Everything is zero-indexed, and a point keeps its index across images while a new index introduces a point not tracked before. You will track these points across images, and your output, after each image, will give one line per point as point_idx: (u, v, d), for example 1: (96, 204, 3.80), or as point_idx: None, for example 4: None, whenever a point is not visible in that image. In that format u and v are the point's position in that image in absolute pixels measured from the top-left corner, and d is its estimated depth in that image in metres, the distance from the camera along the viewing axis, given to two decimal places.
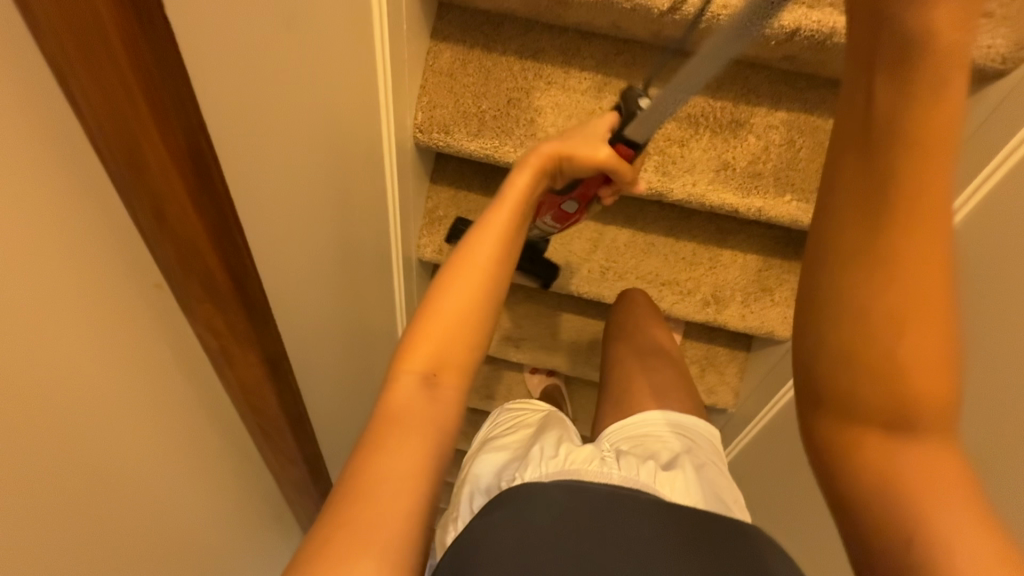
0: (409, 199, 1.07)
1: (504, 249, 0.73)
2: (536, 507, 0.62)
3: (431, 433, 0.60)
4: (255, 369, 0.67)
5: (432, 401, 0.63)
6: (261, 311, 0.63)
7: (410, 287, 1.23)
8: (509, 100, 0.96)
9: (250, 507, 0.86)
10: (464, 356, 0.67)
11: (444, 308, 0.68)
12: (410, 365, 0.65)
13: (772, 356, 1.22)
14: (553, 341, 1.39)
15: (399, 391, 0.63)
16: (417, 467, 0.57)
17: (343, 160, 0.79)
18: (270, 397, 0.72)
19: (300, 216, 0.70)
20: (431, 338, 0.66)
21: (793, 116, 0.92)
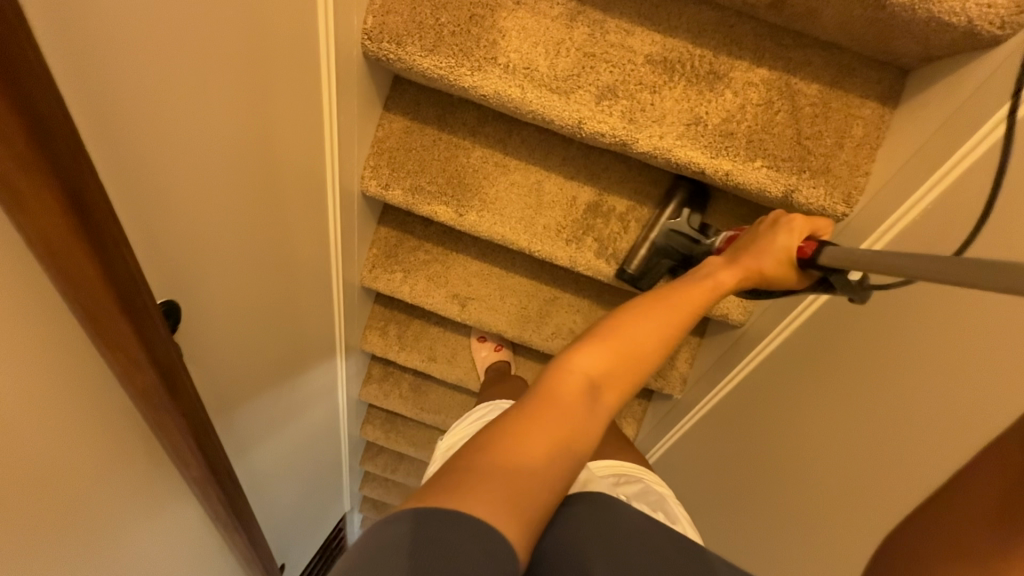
0: (353, 121, 0.95)
1: (679, 328, 0.65)
2: (619, 524, 0.67)
3: (568, 432, 0.54)
4: (105, 296, 0.46)
5: (592, 412, 0.56)
6: (91, 203, 0.42)
7: (349, 225, 1.12)
8: (471, 16, 0.86)
9: (175, 482, 0.73)
10: (633, 379, 0.61)
11: (631, 336, 0.62)
12: (586, 363, 0.59)
13: (724, 344, 1.18)
14: (503, 303, 1.32)
15: (570, 376, 0.57)
16: (538, 462, 0.51)
17: (269, 51, 0.68)
18: (134, 347, 0.52)
19: (209, 102, 0.59)
20: (606, 350, 0.60)
21: (773, 74, 0.86)
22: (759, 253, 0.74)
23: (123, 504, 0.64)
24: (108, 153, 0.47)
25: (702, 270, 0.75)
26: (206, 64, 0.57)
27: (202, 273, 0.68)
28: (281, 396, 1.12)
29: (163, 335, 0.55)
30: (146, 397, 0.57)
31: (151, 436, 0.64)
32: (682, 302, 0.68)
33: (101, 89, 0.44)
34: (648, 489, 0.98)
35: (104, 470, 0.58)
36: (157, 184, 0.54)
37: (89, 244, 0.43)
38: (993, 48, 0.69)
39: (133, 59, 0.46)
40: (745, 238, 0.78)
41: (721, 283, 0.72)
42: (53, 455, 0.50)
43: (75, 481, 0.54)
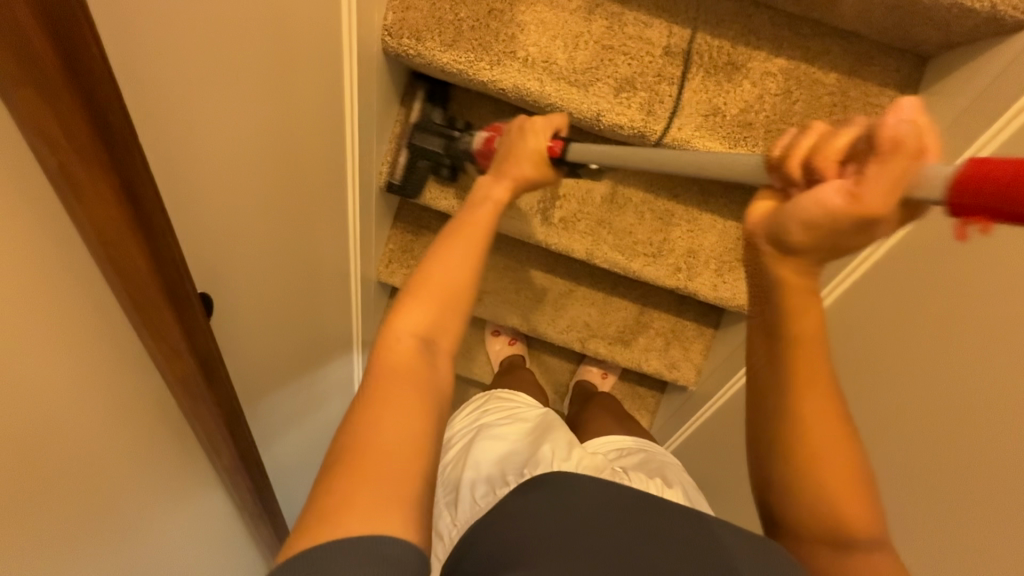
0: (372, 118, 0.97)
1: (472, 254, 0.66)
2: (568, 499, 0.65)
3: (424, 396, 0.55)
4: (152, 286, 0.47)
5: (432, 370, 0.58)
6: (145, 198, 0.43)
7: (367, 220, 1.14)
8: (490, 11, 0.87)
9: (205, 471, 0.75)
10: (455, 318, 0.62)
11: (437, 279, 0.63)
12: (404, 328, 0.59)
13: (741, 335, 1.18)
14: (517, 297, 1.33)
15: (395, 350, 0.57)
16: (417, 424, 0.52)
17: (295, 48, 0.69)
18: (176, 335, 0.53)
19: (241, 97, 0.60)
20: (418, 306, 0.61)
21: (791, 64, 0.86)
22: (518, 161, 0.79)
23: (156, 489, 0.65)
24: (153, 149, 0.48)
25: (479, 191, 0.76)
26: (239, 60, 0.58)
27: (232, 267, 0.69)
28: (302, 390, 1.14)
29: (204, 326, 0.56)
30: (184, 384, 0.59)
31: (185, 424, 0.66)
32: (459, 237, 0.68)
33: (149, 85, 0.45)
34: (645, 461, 0.99)
35: (140, 455, 0.60)
36: (196, 178, 0.56)
37: (140, 235, 0.44)
38: (1017, 33, 0.69)
39: (176, 55, 0.47)
40: (503, 148, 0.82)
41: (497, 196, 0.76)
42: (92, 438, 0.52)
43: (112, 465, 0.56)
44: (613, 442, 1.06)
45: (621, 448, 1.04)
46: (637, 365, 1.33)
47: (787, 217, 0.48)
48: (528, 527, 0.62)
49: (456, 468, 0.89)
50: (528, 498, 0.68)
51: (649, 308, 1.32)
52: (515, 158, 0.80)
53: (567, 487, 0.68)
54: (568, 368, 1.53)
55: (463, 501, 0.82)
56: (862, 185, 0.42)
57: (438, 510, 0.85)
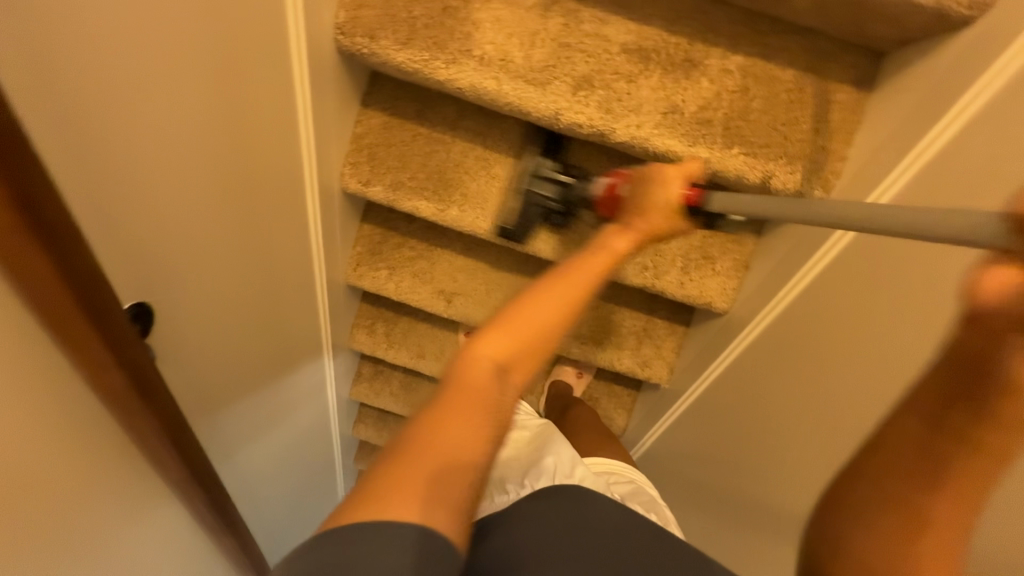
0: (329, 119, 0.94)
1: (575, 297, 0.68)
2: (583, 518, 0.70)
3: (482, 419, 0.58)
4: (63, 296, 0.45)
5: (499, 395, 0.61)
6: (46, 203, 0.41)
7: (331, 223, 1.11)
8: (445, 9, 0.85)
9: (157, 487, 0.73)
10: (538, 355, 0.65)
11: (532, 312, 0.65)
12: (486, 351, 0.62)
13: (710, 333, 1.18)
14: (489, 298, 1.31)
15: (472, 369, 0.61)
16: (468, 442, 0.56)
17: (238, 48, 0.67)
18: (95, 345, 0.51)
19: (175, 100, 0.58)
20: (503, 334, 0.64)
21: (748, 61, 0.86)
22: (649, 211, 0.78)
23: (101, 506, 0.63)
24: (65, 154, 0.46)
25: (602, 238, 0.78)
26: (170, 62, 0.56)
27: (175, 274, 0.67)
28: (267, 399, 1.11)
29: (130, 336, 0.54)
30: (113, 395, 0.57)
31: (126, 439, 0.64)
32: (568, 276, 0.70)
33: (59, 87, 0.44)
34: (636, 488, 0.99)
35: (78, 473, 0.58)
36: (121, 183, 0.54)
37: (42, 244, 0.42)
38: (963, 29, 0.69)
39: (90, 56, 0.45)
40: (633, 195, 0.81)
41: (617, 239, 0.78)
42: (27, 459, 0.49)
43: (51, 486, 0.54)
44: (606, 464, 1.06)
45: (620, 473, 1.04)
46: (610, 365, 1.32)
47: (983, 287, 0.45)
48: (537, 533, 0.67)
49: None
50: (542, 506, 0.72)
51: (620, 307, 1.31)
52: (643, 207, 0.79)
53: (582, 503, 0.72)
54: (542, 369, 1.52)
55: None
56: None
57: None
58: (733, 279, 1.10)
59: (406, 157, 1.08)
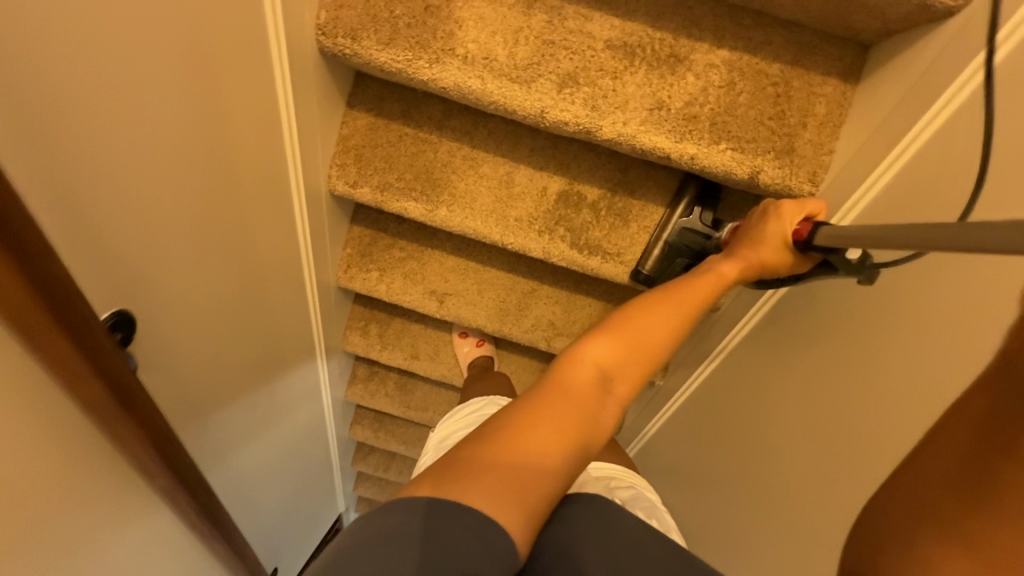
0: (314, 121, 0.94)
1: (683, 324, 0.68)
2: (616, 537, 0.65)
3: (580, 425, 0.55)
4: (39, 310, 0.45)
5: (601, 406, 0.58)
6: (15, 215, 0.40)
7: (319, 226, 1.11)
8: (427, 8, 0.84)
9: (148, 496, 0.74)
10: (641, 371, 0.62)
11: (642, 324, 0.65)
12: (593, 354, 0.61)
13: (703, 329, 1.18)
14: (481, 298, 1.31)
15: (577, 369, 0.59)
16: (562, 451, 0.54)
17: (216, 51, 0.66)
18: (76, 358, 0.51)
19: (150, 106, 0.58)
20: (613, 341, 0.62)
21: (734, 55, 0.85)
22: (762, 242, 0.78)
23: (83, 516, 0.62)
24: (33, 164, 0.45)
25: (709, 265, 0.79)
26: (143, 67, 0.55)
27: (156, 280, 0.66)
28: (259, 402, 1.11)
29: (109, 346, 0.54)
30: (97, 407, 0.56)
31: (113, 450, 0.63)
32: (677, 298, 0.71)
33: (25, 95, 0.43)
34: (635, 494, 0.99)
35: (60, 485, 0.57)
36: (96, 190, 0.53)
37: (11, 257, 0.41)
38: (947, 20, 0.68)
39: (58, 63, 0.45)
40: (743, 233, 0.82)
41: (726, 273, 0.77)
42: (4, 470, 0.49)
43: (29, 497, 0.53)
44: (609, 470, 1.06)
45: (619, 477, 1.04)
46: None
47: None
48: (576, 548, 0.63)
49: None
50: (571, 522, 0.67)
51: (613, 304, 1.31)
52: (756, 241, 0.78)
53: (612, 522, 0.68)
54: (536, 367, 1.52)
55: None
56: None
57: None
58: None
59: (396, 160, 1.07)
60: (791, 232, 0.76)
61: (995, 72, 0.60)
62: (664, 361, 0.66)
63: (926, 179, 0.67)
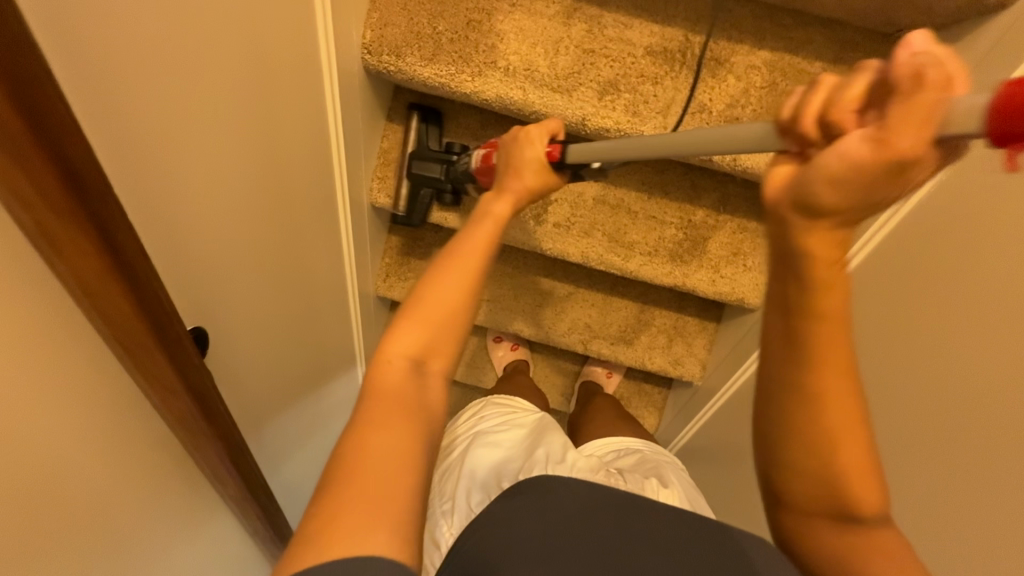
0: (359, 136, 0.96)
1: (472, 283, 0.63)
2: (545, 503, 0.68)
3: (409, 418, 0.53)
4: (138, 326, 0.47)
5: (421, 390, 0.56)
6: (115, 238, 0.43)
7: (361, 237, 1.13)
8: (468, 23, 0.86)
9: (220, 504, 0.77)
10: (454, 336, 0.60)
11: (431, 296, 0.60)
12: (397, 349, 0.57)
13: (743, 329, 1.18)
14: (517, 303, 1.33)
15: (386, 373, 0.56)
16: (398, 444, 0.50)
17: (274, 75, 0.69)
18: (172, 377, 0.54)
19: (221, 131, 0.61)
20: (415, 325, 0.58)
21: (775, 56, 0.85)
22: (520, 172, 0.76)
23: (165, 522, 0.65)
24: (130, 193, 0.48)
25: (483, 204, 0.73)
26: (215, 94, 0.58)
27: (224, 297, 0.69)
28: (307, 411, 1.14)
29: (198, 363, 0.57)
30: (185, 422, 0.59)
31: (190, 459, 0.66)
32: (453, 263, 0.63)
33: (124, 127, 0.46)
34: (627, 464, 0.99)
35: (146, 491, 0.60)
36: (180, 214, 0.56)
37: (119, 279, 0.44)
38: (999, 13, 0.68)
39: (146, 94, 0.48)
40: (502, 160, 0.80)
41: (498, 211, 0.72)
42: (100, 481, 0.52)
43: (124, 502, 0.56)
44: (615, 445, 1.06)
45: (624, 449, 1.04)
46: (641, 364, 1.32)
47: (810, 175, 0.39)
48: (506, 535, 0.64)
49: (448, 474, 0.88)
50: (511, 505, 0.70)
51: (648, 307, 1.32)
52: (514, 171, 0.76)
53: (547, 489, 0.71)
54: (572, 371, 1.53)
55: (462, 511, 0.82)
56: (889, 130, 0.33)
57: (432, 520, 0.85)
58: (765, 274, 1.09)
59: None
60: (543, 154, 0.75)
61: None
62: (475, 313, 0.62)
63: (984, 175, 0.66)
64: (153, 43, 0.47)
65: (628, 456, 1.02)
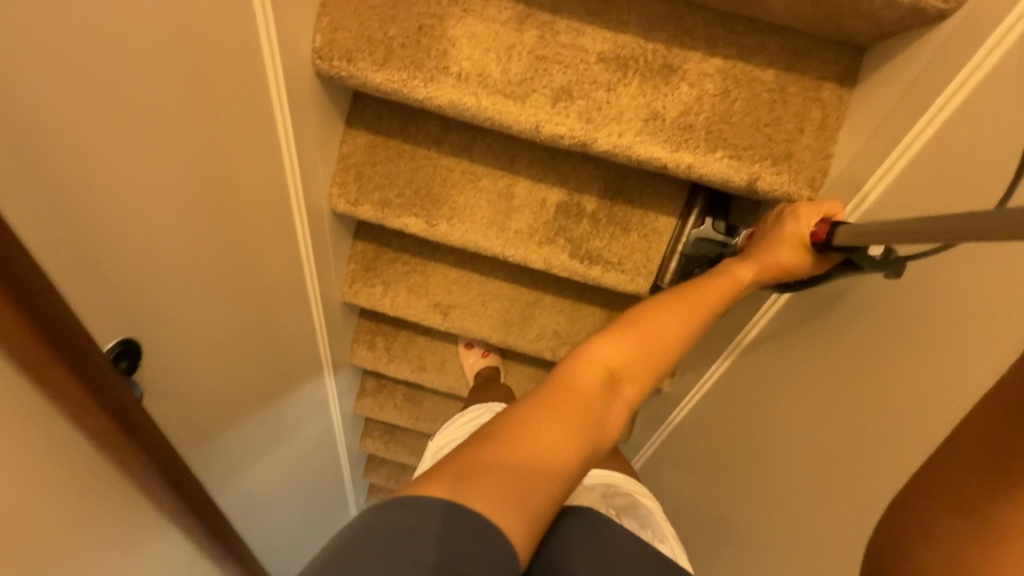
0: (313, 141, 0.95)
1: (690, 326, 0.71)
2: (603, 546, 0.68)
3: (584, 422, 0.57)
4: (35, 342, 0.45)
5: (611, 402, 0.61)
6: (9, 250, 0.41)
7: (321, 243, 1.11)
8: (421, 27, 0.85)
9: (163, 517, 0.75)
10: (648, 369, 0.66)
11: (649, 325, 0.69)
12: (602, 355, 0.64)
13: (707, 336, 1.18)
14: (485, 310, 1.31)
15: (587, 368, 0.62)
16: (567, 449, 0.55)
17: (214, 80, 0.68)
18: (82, 392, 0.52)
19: (150, 140, 0.59)
20: (620, 343, 0.66)
21: (728, 64, 0.85)
22: (775, 244, 0.79)
23: (90, 539, 0.63)
24: (36, 205, 0.47)
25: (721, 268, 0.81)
26: (142, 101, 0.57)
27: (159, 308, 0.67)
28: (267, 421, 1.12)
29: (113, 377, 0.55)
30: (103, 437, 0.58)
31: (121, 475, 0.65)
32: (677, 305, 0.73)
33: (24, 133, 0.44)
34: (622, 502, 1.00)
35: (70, 508, 0.58)
36: (99, 223, 0.54)
37: (18, 296, 0.43)
38: (939, 23, 0.68)
39: (56, 103, 0.46)
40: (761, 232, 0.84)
41: (740, 275, 0.79)
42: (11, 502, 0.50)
43: (36, 520, 0.54)
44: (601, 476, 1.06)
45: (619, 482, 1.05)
46: None
47: None
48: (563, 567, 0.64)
49: None
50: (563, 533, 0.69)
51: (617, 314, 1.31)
52: (770, 243, 0.80)
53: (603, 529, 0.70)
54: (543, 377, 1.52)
55: None
56: None
57: None
58: None
59: (396, 176, 1.08)
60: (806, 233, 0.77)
61: (988, 75, 0.60)
62: (670, 365, 0.69)
63: (924, 186, 0.66)
64: (63, 53, 0.46)
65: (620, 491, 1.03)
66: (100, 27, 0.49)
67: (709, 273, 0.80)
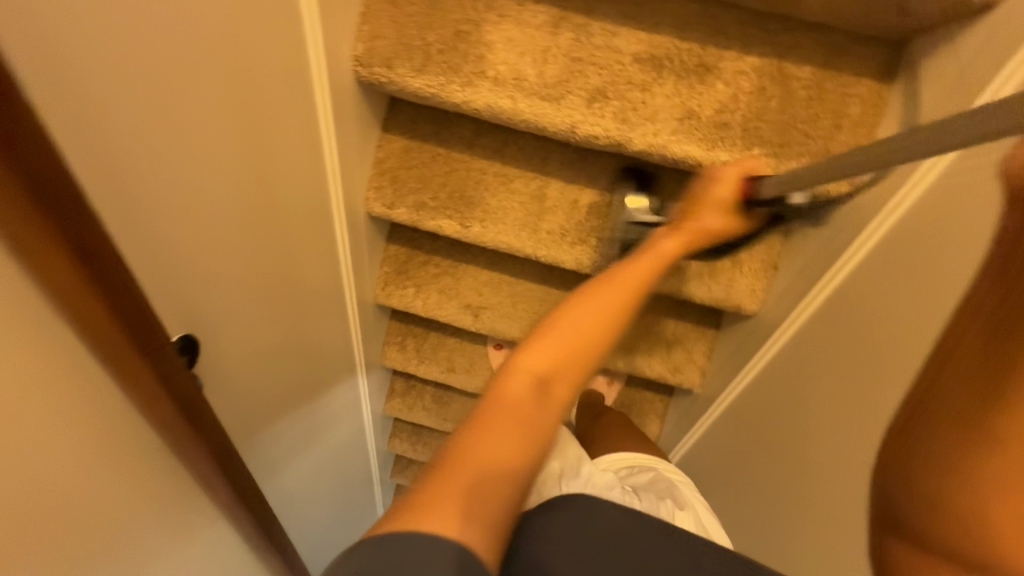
0: (352, 146, 0.98)
1: (609, 314, 0.71)
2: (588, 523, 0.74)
3: (522, 430, 0.60)
4: (113, 332, 0.48)
5: (541, 407, 0.62)
6: (92, 246, 0.43)
7: (358, 245, 1.14)
8: (458, 33, 0.88)
9: (214, 508, 0.78)
10: (578, 370, 0.67)
11: (572, 322, 0.69)
12: (529, 364, 0.65)
13: (740, 335, 1.17)
14: (515, 310, 1.33)
15: (514, 383, 0.63)
16: (502, 457, 0.57)
17: (264, 87, 0.71)
18: (153, 382, 0.55)
19: (209, 144, 0.62)
20: (544, 349, 0.67)
21: (763, 61, 0.85)
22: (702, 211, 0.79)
23: (150, 524, 0.66)
24: (113, 206, 0.49)
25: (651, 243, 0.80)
26: (202, 108, 0.60)
27: (213, 306, 0.70)
28: (304, 419, 1.15)
29: (180, 370, 0.58)
30: (169, 427, 0.61)
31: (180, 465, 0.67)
32: (598, 294, 0.72)
33: (104, 139, 0.47)
34: (640, 484, 1.00)
35: (132, 494, 0.61)
36: (165, 225, 0.57)
37: (99, 288, 0.45)
38: (983, 15, 0.67)
39: (131, 110, 0.49)
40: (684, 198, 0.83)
41: (666, 250, 0.78)
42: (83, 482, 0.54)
43: (101, 504, 0.57)
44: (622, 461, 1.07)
45: (638, 463, 1.06)
46: (640, 372, 1.31)
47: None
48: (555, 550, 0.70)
49: None
50: (549, 519, 0.75)
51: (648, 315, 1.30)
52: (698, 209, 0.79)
53: (587, 508, 0.76)
54: None
55: None
56: None
57: None
58: (762, 280, 1.09)
59: (429, 179, 1.11)
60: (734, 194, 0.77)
61: None
62: (600, 358, 0.70)
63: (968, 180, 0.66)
64: (137, 63, 0.49)
65: (641, 472, 1.03)
66: (168, 37, 0.52)
67: (635, 255, 0.79)
